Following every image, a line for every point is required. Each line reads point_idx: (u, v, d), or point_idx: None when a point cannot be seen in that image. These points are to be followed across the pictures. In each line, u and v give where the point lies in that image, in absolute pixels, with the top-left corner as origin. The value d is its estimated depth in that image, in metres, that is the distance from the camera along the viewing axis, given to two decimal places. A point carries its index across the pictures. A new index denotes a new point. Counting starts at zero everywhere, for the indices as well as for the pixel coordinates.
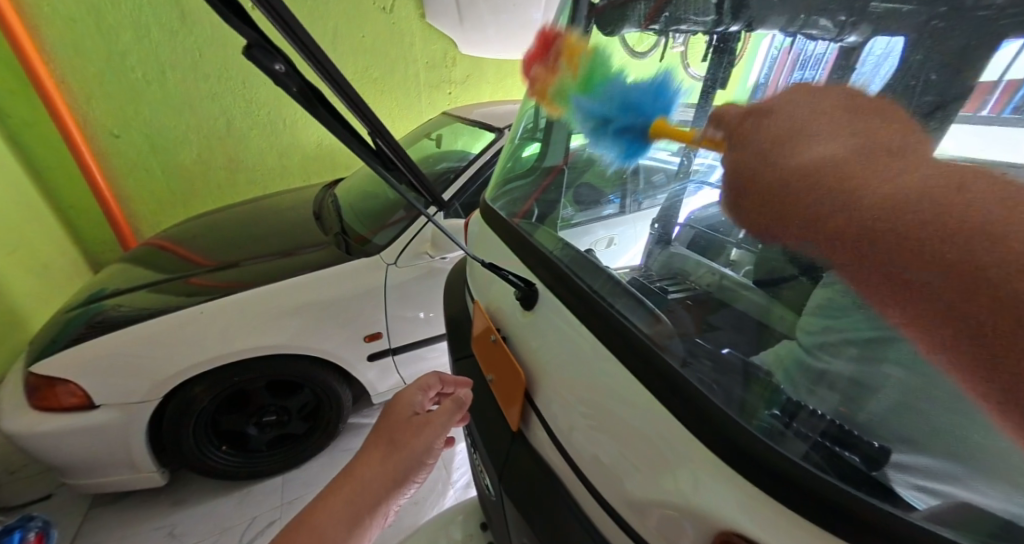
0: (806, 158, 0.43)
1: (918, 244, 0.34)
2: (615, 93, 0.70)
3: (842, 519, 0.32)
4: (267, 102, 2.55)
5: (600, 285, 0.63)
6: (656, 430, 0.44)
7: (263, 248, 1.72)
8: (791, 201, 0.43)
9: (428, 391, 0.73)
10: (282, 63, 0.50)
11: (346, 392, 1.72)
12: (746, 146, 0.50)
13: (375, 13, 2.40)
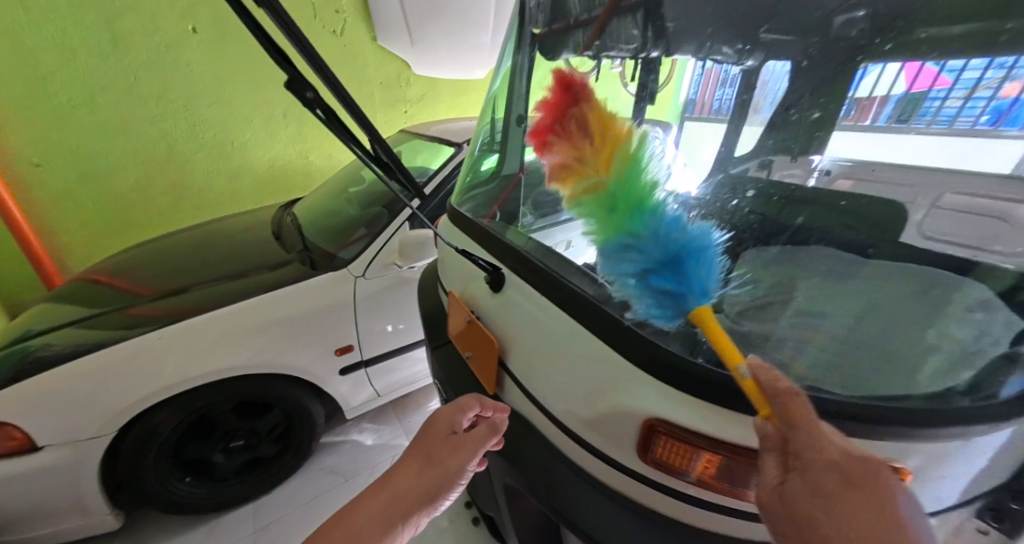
0: (896, 524, 0.28)
1: None
2: (656, 234, 0.49)
3: (728, 395, 0.47)
4: (214, 124, 2.49)
5: (554, 263, 0.75)
6: (605, 363, 0.56)
7: (218, 271, 1.69)
8: (800, 515, 0.32)
9: (468, 411, 0.68)
10: (311, 91, 0.69)
11: (318, 408, 1.71)
12: (809, 426, 0.35)
13: (326, 36, 2.45)
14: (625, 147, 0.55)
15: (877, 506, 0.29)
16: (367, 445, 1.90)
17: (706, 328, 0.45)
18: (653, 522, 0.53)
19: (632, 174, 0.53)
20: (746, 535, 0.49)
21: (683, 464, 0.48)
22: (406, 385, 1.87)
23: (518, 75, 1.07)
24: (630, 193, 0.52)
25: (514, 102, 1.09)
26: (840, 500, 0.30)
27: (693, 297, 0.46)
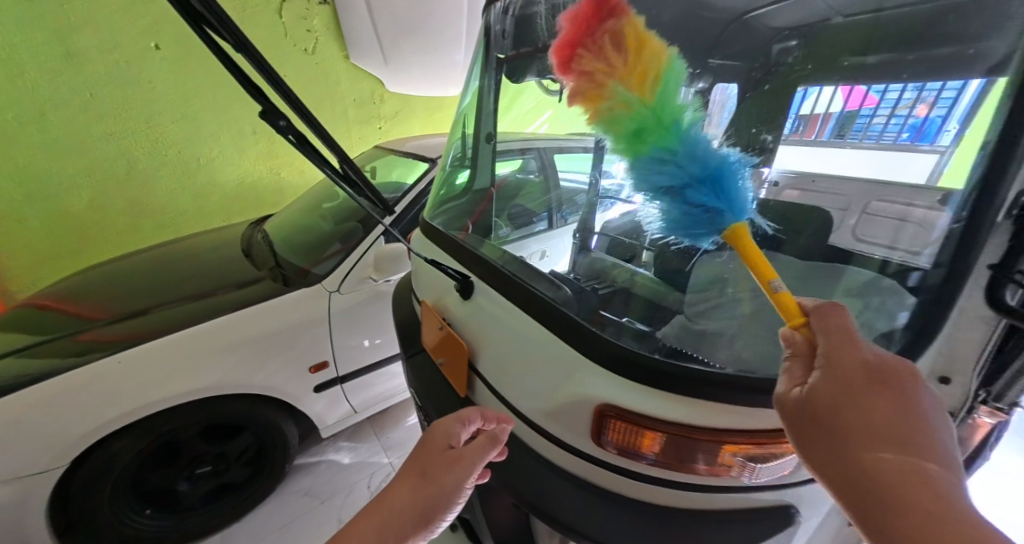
0: (906, 412, 0.35)
1: (851, 437, 0.35)
2: (699, 156, 0.52)
3: (674, 382, 0.53)
4: (177, 140, 2.33)
5: (519, 269, 0.80)
6: (569, 360, 0.60)
7: (182, 291, 1.62)
8: (816, 398, 0.38)
9: (468, 423, 0.64)
10: (284, 119, 0.73)
11: (292, 428, 1.65)
12: (849, 339, 0.39)
13: (298, 55, 2.46)
14: (668, 65, 0.55)
15: (897, 398, 0.36)
16: (344, 464, 1.86)
17: (741, 244, 0.50)
18: (613, 501, 0.58)
19: (674, 93, 0.54)
20: (689, 506, 0.56)
21: (643, 447, 0.54)
22: (383, 400, 1.86)
23: (487, 96, 1.12)
24: (673, 114, 0.54)
25: (483, 121, 1.16)
26: (867, 390, 0.36)
27: (731, 215, 0.51)
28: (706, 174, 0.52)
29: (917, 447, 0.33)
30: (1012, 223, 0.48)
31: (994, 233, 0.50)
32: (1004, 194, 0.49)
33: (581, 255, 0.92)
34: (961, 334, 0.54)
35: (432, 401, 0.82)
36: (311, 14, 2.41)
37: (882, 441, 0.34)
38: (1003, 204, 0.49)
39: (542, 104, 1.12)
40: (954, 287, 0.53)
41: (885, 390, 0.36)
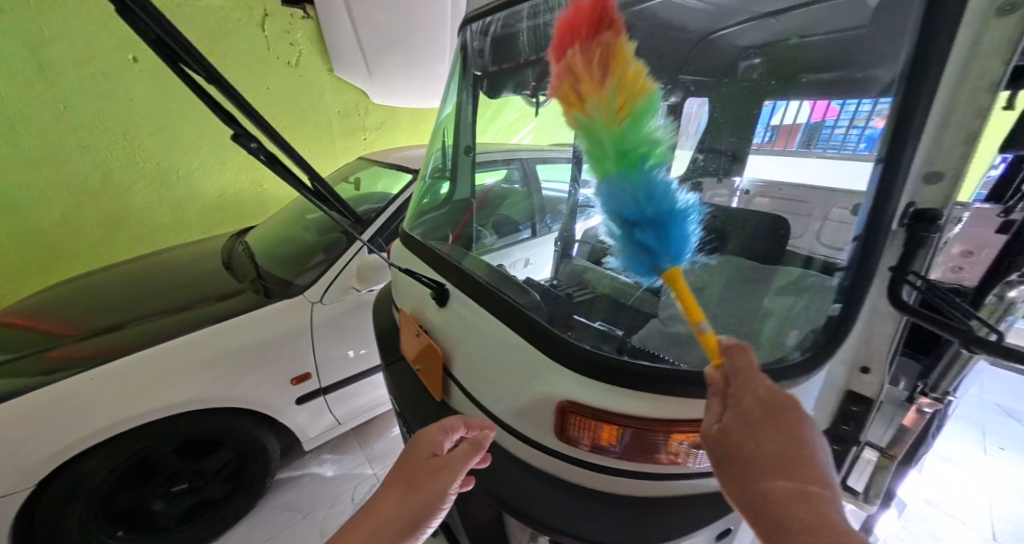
0: (793, 439, 0.40)
1: (760, 470, 0.40)
2: (653, 197, 0.52)
3: (634, 378, 0.55)
4: (155, 152, 2.27)
5: (493, 279, 0.81)
6: (535, 362, 0.63)
7: (159, 305, 1.59)
8: (729, 433, 0.42)
9: (451, 432, 0.64)
10: (254, 141, 0.74)
11: (273, 441, 1.63)
12: (750, 373, 0.44)
13: (281, 67, 2.46)
14: (646, 93, 0.52)
15: (790, 427, 0.41)
16: (327, 477, 1.84)
17: (675, 288, 0.52)
18: (582, 495, 0.60)
19: (647, 124, 0.52)
20: (649, 494, 0.59)
21: (609, 441, 0.56)
22: (367, 411, 1.86)
23: (465, 109, 1.15)
24: (641, 146, 0.52)
25: (462, 133, 1.19)
26: (766, 423, 0.41)
27: (668, 260, 0.53)
28: (658, 215, 0.52)
29: (807, 472, 0.38)
30: (907, 230, 0.52)
31: (892, 241, 0.53)
32: (897, 206, 0.52)
33: (563, 262, 0.97)
34: (875, 326, 0.59)
35: (411, 407, 0.84)
36: (295, 28, 2.45)
37: (781, 470, 0.39)
38: (897, 214, 0.52)
39: (527, 116, 1.11)
40: (861, 288, 0.56)
41: (779, 420, 0.41)
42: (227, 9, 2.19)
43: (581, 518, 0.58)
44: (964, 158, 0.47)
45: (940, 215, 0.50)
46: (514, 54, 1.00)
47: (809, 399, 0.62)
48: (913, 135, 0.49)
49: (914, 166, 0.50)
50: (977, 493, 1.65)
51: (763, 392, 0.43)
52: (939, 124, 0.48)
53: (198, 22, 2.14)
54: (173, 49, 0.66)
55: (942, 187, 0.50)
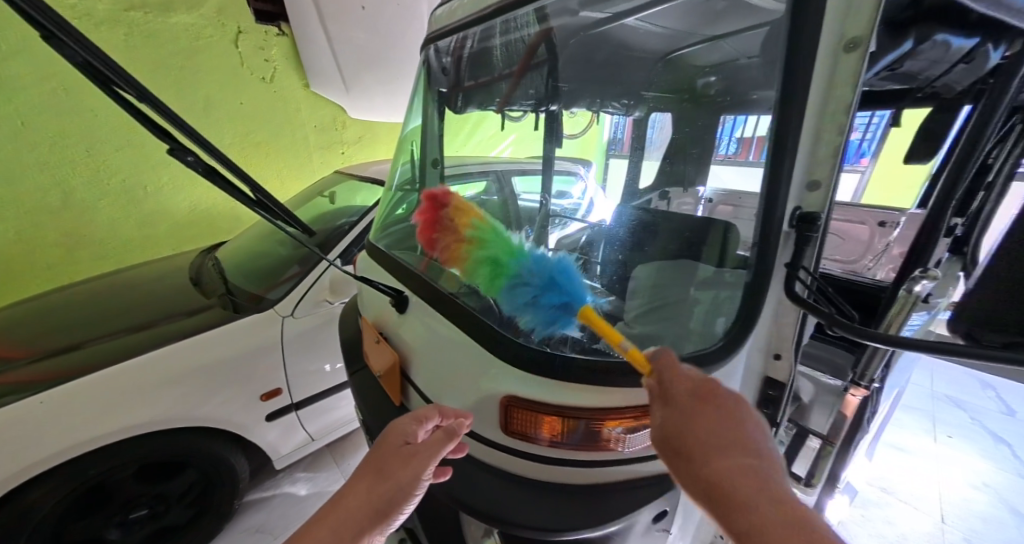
0: (732, 422, 0.41)
1: (706, 456, 0.40)
2: (532, 271, 0.58)
3: (580, 371, 0.58)
4: (122, 168, 2.21)
5: (444, 280, 0.81)
6: (486, 362, 0.65)
7: (122, 324, 1.54)
8: (672, 428, 0.43)
9: (425, 422, 0.63)
10: (191, 155, 0.74)
11: (241, 461, 1.57)
12: (677, 368, 0.47)
13: (255, 82, 2.45)
14: (483, 222, 0.66)
15: (728, 411, 0.42)
16: (299, 497, 1.78)
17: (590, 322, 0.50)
18: (534, 489, 0.62)
19: (497, 236, 0.63)
20: (598, 481, 0.61)
21: (564, 433, 0.59)
22: (342, 426, 1.82)
23: (430, 124, 1.17)
24: (501, 250, 0.62)
25: (427, 147, 1.19)
26: (705, 408, 0.42)
27: (576, 302, 0.54)
28: (547, 276, 0.56)
29: (743, 449, 0.39)
30: (796, 231, 0.53)
31: (785, 241, 0.54)
32: (783, 210, 0.53)
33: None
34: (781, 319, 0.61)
35: (375, 416, 0.84)
36: (269, 45, 2.44)
37: (728, 452, 0.39)
38: (784, 216, 0.53)
39: (506, 130, 1.19)
40: (761, 284, 0.57)
41: (717, 403, 0.42)
42: (198, 27, 2.20)
43: (531, 510, 0.59)
44: (835, 164, 0.50)
45: (820, 217, 0.52)
46: (488, 67, 1.06)
47: (731, 380, 0.62)
48: (793, 145, 0.50)
49: (795, 174, 0.51)
50: (930, 480, 1.74)
51: (695, 382, 0.45)
52: (812, 139, 0.50)
53: (169, 39, 2.13)
54: (103, 71, 0.63)
55: (822, 192, 0.52)
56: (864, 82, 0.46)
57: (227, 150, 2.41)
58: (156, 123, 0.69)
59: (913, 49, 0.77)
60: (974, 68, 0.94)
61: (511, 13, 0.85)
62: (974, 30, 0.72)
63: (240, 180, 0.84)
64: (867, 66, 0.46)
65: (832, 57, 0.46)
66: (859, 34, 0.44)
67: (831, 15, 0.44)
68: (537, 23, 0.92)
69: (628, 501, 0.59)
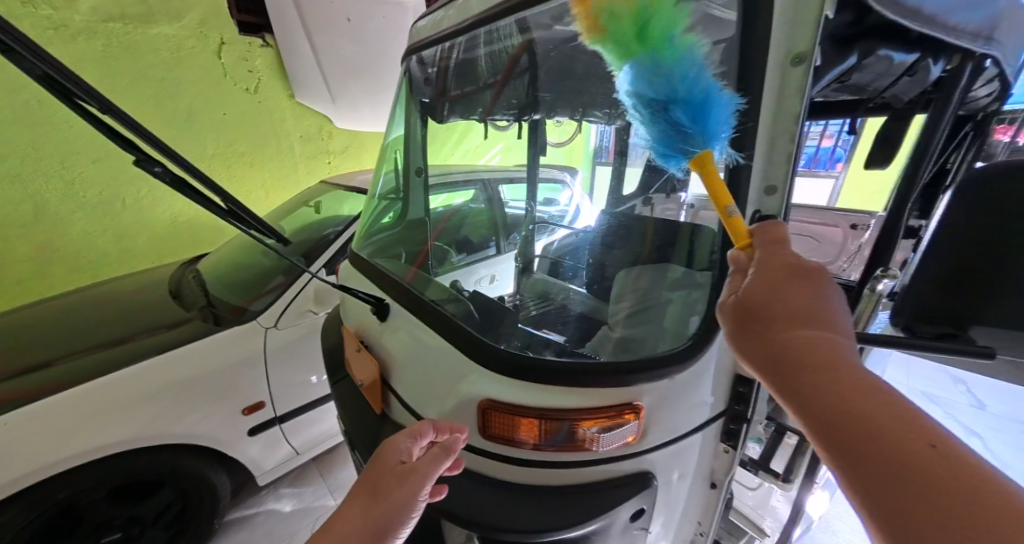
0: (823, 299, 0.40)
1: (782, 326, 0.40)
2: (685, 71, 0.48)
3: (554, 374, 0.59)
4: (99, 181, 2.16)
5: (430, 290, 0.83)
6: (465, 367, 0.66)
7: (96, 340, 1.49)
8: (749, 295, 0.43)
9: (420, 437, 0.61)
10: (159, 166, 0.74)
11: (222, 478, 1.53)
12: (779, 246, 0.45)
13: (239, 93, 2.43)
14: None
15: (820, 292, 0.41)
16: (284, 513, 1.73)
17: (703, 169, 0.49)
18: (515, 492, 0.61)
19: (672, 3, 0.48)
20: (576, 482, 0.61)
21: (540, 436, 0.60)
22: (328, 439, 1.79)
23: (414, 133, 1.18)
24: (668, 18, 0.48)
25: (412, 156, 1.20)
26: (794, 284, 0.41)
27: (703, 140, 0.49)
28: (694, 93, 0.47)
29: (826, 321, 0.39)
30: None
31: None
32: (743, 213, 0.54)
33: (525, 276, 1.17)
34: None
35: (358, 425, 0.83)
36: (253, 56, 2.44)
37: (809, 324, 0.39)
38: (743, 219, 0.54)
39: None
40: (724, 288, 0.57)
41: (809, 283, 0.41)
42: (180, 38, 2.19)
43: (510, 514, 0.59)
44: (787, 168, 0.51)
45: (778, 221, 0.52)
46: (474, 77, 1.07)
47: (703, 382, 0.61)
48: (748, 153, 0.52)
49: (752, 179, 0.53)
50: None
51: (793, 259, 0.43)
52: (767, 146, 0.51)
53: (149, 51, 2.11)
54: (63, 84, 0.62)
55: (778, 196, 0.53)
56: (810, 93, 0.48)
57: (210, 160, 2.38)
58: (123, 137, 0.69)
59: (856, 63, 0.69)
60: (916, 82, 0.86)
61: (496, 23, 0.83)
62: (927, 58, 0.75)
63: (210, 190, 0.84)
64: (811, 81, 0.48)
65: (781, 71, 0.48)
66: (804, 49, 0.46)
67: (777, 31, 0.47)
68: (518, 34, 0.89)
69: (607, 503, 0.59)
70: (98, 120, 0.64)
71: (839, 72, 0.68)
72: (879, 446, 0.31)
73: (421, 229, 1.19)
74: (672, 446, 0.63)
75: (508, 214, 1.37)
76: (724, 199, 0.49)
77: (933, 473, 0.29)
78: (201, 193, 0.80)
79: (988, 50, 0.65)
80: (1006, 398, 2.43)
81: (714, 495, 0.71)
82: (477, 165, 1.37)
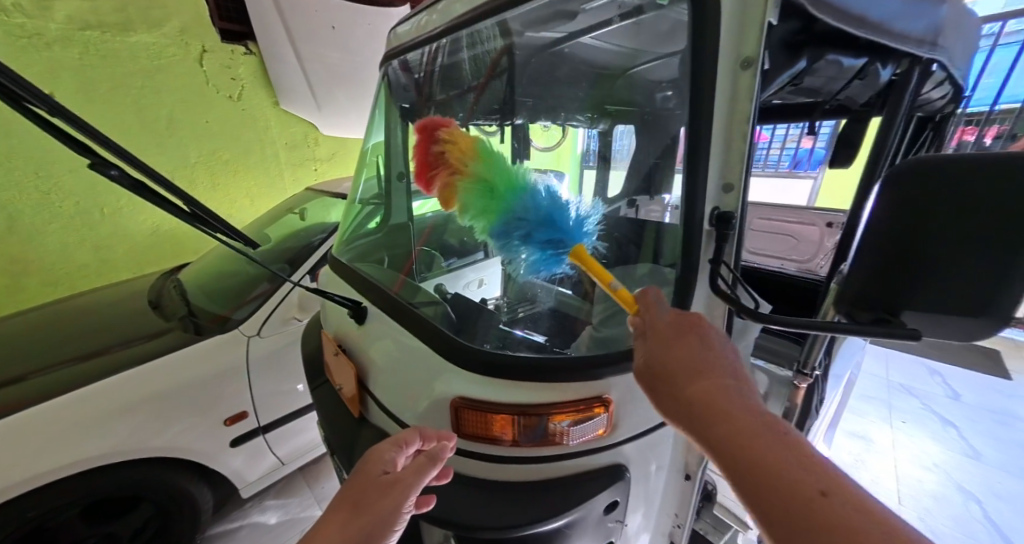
0: (708, 350, 0.45)
1: (685, 379, 0.44)
2: (532, 206, 0.69)
3: (526, 370, 0.60)
4: (76, 191, 2.11)
5: (418, 299, 0.81)
6: (440, 367, 0.66)
7: (71, 353, 1.45)
8: (651, 355, 0.47)
9: (406, 446, 0.59)
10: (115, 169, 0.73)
11: (204, 491, 1.49)
12: (661, 308, 0.50)
13: (221, 100, 2.41)
14: (484, 154, 0.73)
15: (705, 344, 0.46)
16: (269, 526, 1.69)
17: (583, 261, 0.56)
18: (493, 490, 0.62)
19: (499, 170, 0.72)
20: (552, 476, 0.62)
21: (514, 432, 0.61)
22: (314, 448, 1.77)
23: (393, 139, 1.19)
24: (501, 183, 0.71)
25: (393, 160, 1.22)
26: (684, 338, 0.46)
27: (566, 243, 0.68)
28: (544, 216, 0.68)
29: (719, 371, 0.43)
30: (715, 230, 0.55)
31: (707, 239, 0.56)
32: (702, 210, 0.55)
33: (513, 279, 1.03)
34: (714, 310, 0.60)
35: (338, 431, 0.82)
36: (236, 64, 2.43)
37: (706, 373, 0.43)
38: (704, 215, 0.56)
39: None
40: (690, 282, 0.58)
41: (696, 336, 0.46)
42: (160, 46, 2.16)
43: (487, 510, 0.59)
44: (742, 167, 0.53)
45: (735, 217, 0.54)
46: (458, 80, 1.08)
47: None
48: (704, 153, 0.53)
49: (711, 177, 0.54)
50: (887, 465, 1.90)
51: (677, 317, 0.49)
52: (723, 145, 0.53)
53: (128, 59, 2.09)
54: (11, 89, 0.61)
55: (735, 194, 0.54)
56: (759, 96, 0.51)
57: (192, 169, 2.35)
58: (73, 138, 0.67)
59: (809, 67, 0.70)
60: (868, 85, 0.88)
61: (474, 26, 0.86)
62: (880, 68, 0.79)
63: (171, 194, 0.83)
64: (759, 83, 0.50)
65: (732, 74, 0.50)
66: (751, 54, 0.48)
67: (726, 35, 0.49)
68: (499, 36, 0.96)
69: (583, 497, 0.60)
70: (48, 123, 0.64)
71: (792, 76, 0.69)
72: (786, 498, 0.34)
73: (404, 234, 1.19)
74: (643, 438, 0.65)
75: None
76: (605, 277, 0.55)
77: (834, 518, 0.32)
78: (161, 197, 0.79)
79: (932, 55, 0.69)
80: (977, 387, 2.53)
81: (689, 487, 0.73)
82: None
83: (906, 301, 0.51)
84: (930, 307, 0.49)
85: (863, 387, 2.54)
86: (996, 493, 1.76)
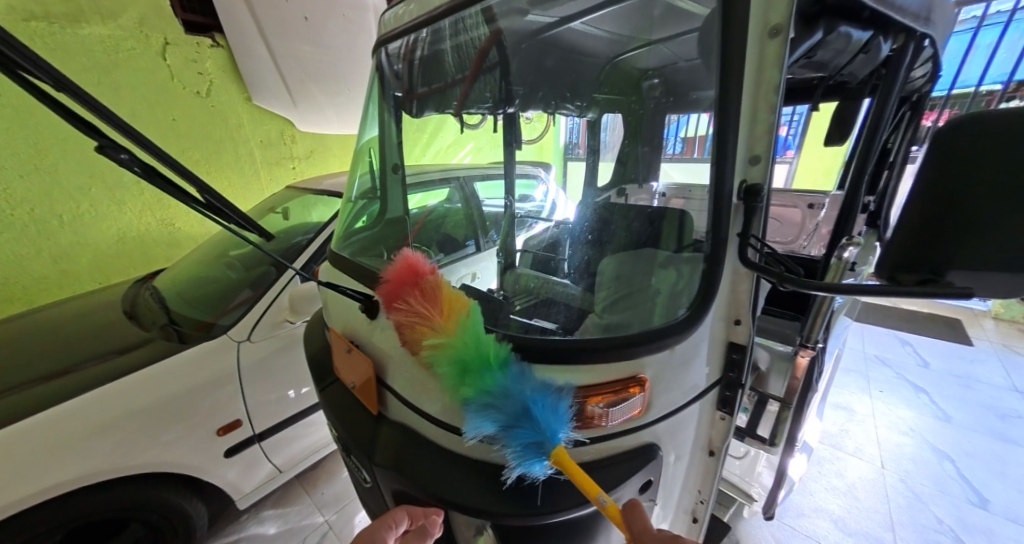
0: None
1: None
2: (512, 391, 0.55)
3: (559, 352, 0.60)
4: (26, 197, 1.94)
5: None
6: None
7: (41, 372, 1.35)
8: None
9: (395, 525, 0.65)
10: (125, 153, 0.67)
11: (198, 506, 1.43)
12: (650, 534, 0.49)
13: (189, 97, 2.28)
14: (472, 324, 0.60)
15: None
16: (269, 536, 1.63)
17: (563, 465, 0.51)
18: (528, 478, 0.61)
19: (483, 338, 0.60)
20: (587, 461, 0.62)
21: None
22: (312, 453, 1.73)
23: (387, 127, 1.14)
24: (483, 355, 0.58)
25: (388, 153, 1.16)
26: None
27: (550, 441, 0.53)
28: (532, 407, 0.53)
29: None
30: (743, 203, 0.56)
31: (736, 213, 0.57)
32: (730, 186, 0.56)
33: (508, 272, 1.04)
34: (739, 284, 0.61)
35: (355, 431, 0.79)
36: (202, 57, 2.30)
37: None
38: (732, 191, 0.56)
39: (463, 139, 1.25)
40: (720, 253, 0.58)
41: None
42: (116, 38, 2.02)
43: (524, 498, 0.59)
44: (770, 138, 0.53)
45: (763, 190, 0.55)
46: (440, 73, 1.04)
47: (699, 351, 0.64)
48: (732, 126, 0.53)
49: (737, 150, 0.54)
50: (869, 433, 1.99)
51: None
52: (750, 116, 0.53)
53: (82, 54, 1.94)
54: (8, 59, 0.56)
55: (761, 166, 0.55)
56: (787, 66, 0.51)
57: None
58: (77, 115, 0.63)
59: (819, 41, 0.73)
60: (869, 59, 0.91)
61: (461, 13, 0.82)
62: (877, 46, 0.81)
63: (187, 182, 0.78)
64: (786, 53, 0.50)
65: (759, 43, 0.50)
66: (780, 21, 0.49)
67: (757, 3, 0.49)
68: (486, 24, 0.88)
69: (616, 479, 0.61)
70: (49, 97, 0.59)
71: (806, 48, 0.70)
72: None
73: (400, 228, 1.12)
74: (675, 417, 0.66)
75: (486, 212, 1.33)
76: (592, 491, 0.50)
77: None
78: (173, 183, 0.74)
79: (927, 31, 0.72)
80: (941, 353, 2.71)
81: (712, 463, 0.75)
82: (449, 164, 1.30)
83: (950, 260, 0.53)
84: (972, 263, 0.52)
85: (843, 361, 2.67)
86: (966, 451, 1.89)
